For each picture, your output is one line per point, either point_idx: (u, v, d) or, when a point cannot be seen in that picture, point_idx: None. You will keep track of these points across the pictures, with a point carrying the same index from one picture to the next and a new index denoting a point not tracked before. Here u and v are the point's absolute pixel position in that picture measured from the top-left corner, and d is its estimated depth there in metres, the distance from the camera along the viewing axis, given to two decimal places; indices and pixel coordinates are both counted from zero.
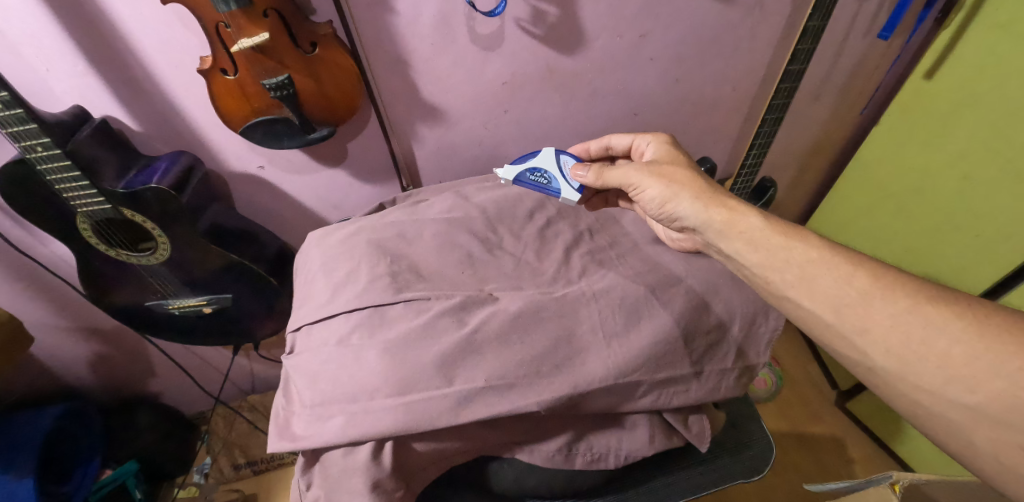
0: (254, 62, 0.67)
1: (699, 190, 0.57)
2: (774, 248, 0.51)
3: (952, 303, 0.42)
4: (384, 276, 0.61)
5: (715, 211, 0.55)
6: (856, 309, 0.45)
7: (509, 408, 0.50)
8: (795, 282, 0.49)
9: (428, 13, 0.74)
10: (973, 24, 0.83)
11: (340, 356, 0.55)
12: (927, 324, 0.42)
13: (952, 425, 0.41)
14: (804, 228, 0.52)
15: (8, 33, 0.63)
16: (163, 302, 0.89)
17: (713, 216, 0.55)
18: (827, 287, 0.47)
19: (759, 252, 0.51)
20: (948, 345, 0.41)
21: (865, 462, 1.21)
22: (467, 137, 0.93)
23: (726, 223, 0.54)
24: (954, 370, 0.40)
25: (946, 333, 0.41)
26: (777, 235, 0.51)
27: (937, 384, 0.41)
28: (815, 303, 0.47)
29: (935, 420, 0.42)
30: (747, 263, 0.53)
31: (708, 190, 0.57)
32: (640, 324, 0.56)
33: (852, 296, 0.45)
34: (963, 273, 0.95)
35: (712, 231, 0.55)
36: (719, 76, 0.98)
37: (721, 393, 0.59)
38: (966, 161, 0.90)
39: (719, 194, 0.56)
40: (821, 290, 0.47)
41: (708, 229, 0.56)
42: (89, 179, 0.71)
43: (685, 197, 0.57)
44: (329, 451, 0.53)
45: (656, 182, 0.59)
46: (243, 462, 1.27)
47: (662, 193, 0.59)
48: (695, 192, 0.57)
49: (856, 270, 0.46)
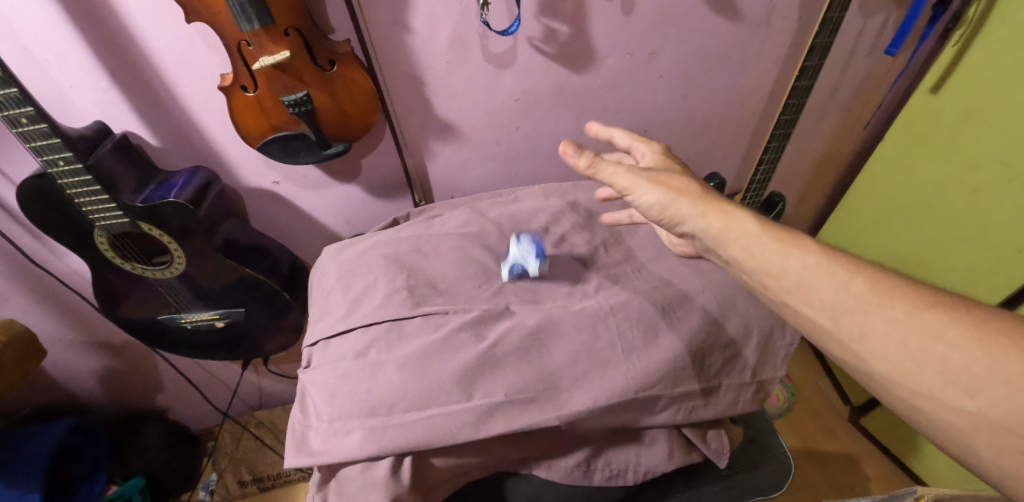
0: (273, 79, 0.68)
1: (697, 197, 0.54)
2: (773, 256, 0.49)
3: (950, 308, 0.42)
4: (400, 290, 0.61)
5: (715, 218, 0.53)
6: (854, 316, 0.44)
7: (530, 423, 0.50)
8: (792, 288, 0.48)
9: (443, 32, 0.76)
10: (976, 41, 0.85)
11: (357, 370, 0.55)
12: (926, 332, 0.41)
13: (957, 434, 0.40)
14: (798, 232, 0.51)
15: (36, 51, 0.65)
16: (176, 316, 0.90)
17: (712, 222, 0.53)
18: (825, 293, 0.46)
19: (758, 260, 0.50)
20: (947, 351, 0.40)
21: (881, 481, 1.20)
22: (480, 153, 0.94)
23: (721, 230, 0.52)
24: (956, 375, 0.40)
25: (945, 339, 0.40)
26: (774, 241, 0.50)
27: (936, 389, 0.40)
28: (813, 309, 0.47)
29: (937, 426, 0.42)
30: (744, 270, 0.51)
31: (706, 196, 0.54)
32: (658, 339, 0.56)
33: (850, 304, 0.45)
34: (976, 286, 0.94)
35: (710, 238, 0.53)
36: (728, 93, 0.99)
37: (739, 408, 0.58)
38: (975, 174, 0.90)
39: (716, 200, 0.54)
40: (819, 297, 0.46)
41: (706, 236, 0.53)
42: (109, 194, 0.72)
43: (681, 204, 0.54)
44: (346, 467, 0.52)
45: (655, 188, 0.55)
46: (249, 479, 1.26)
47: (659, 200, 0.55)
48: (692, 198, 0.54)
49: (854, 276, 0.45)
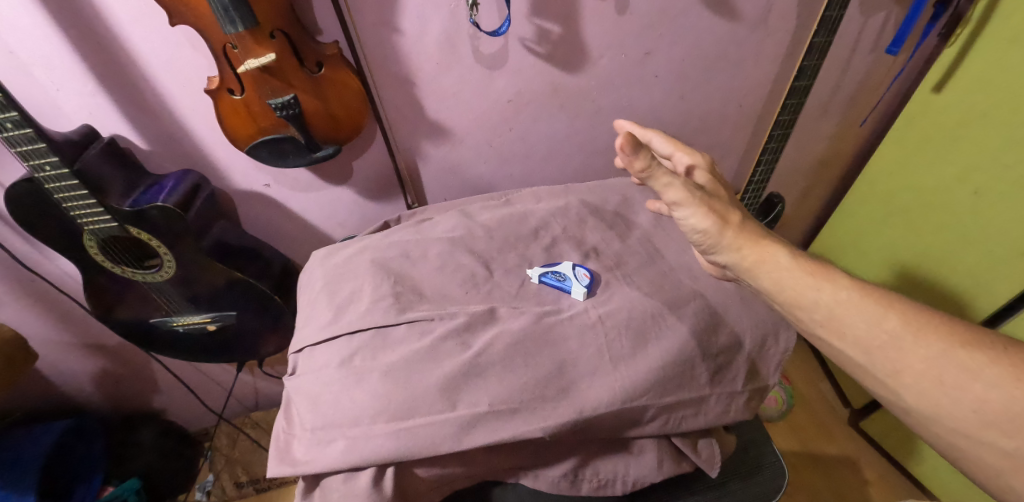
0: (260, 82, 0.67)
1: (741, 229, 0.51)
2: (807, 290, 0.48)
3: (985, 346, 0.41)
4: (386, 296, 0.60)
5: (751, 252, 0.50)
6: (888, 351, 0.44)
7: (513, 433, 0.49)
8: (825, 322, 0.47)
9: (433, 33, 0.75)
10: (978, 40, 0.84)
11: (341, 379, 0.54)
12: (962, 370, 0.41)
13: (992, 470, 0.41)
14: (830, 263, 0.50)
15: (21, 54, 0.64)
16: (168, 319, 0.89)
17: (746, 255, 0.50)
18: (859, 329, 0.45)
19: (790, 294, 0.49)
20: (985, 391, 0.40)
21: (880, 485, 1.19)
22: (473, 154, 0.93)
23: (757, 263, 0.50)
24: (993, 415, 0.39)
25: (982, 378, 0.40)
26: (807, 275, 0.49)
27: (974, 428, 0.40)
28: (846, 344, 0.46)
29: (972, 461, 0.42)
30: (775, 300, 0.51)
31: (749, 229, 0.51)
32: (647, 347, 0.55)
33: (884, 339, 0.44)
34: (979, 289, 0.93)
35: (740, 269, 0.51)
36: (724, 93, 0.97)
37: (731, 418, 0.57)
38: (977, 175, 0.89)
39: (757, 234, 0.51)
40: (852, 331, 0.46)
41: (737, 267, 0.51)
42: (96, 197, 0.71)
43: (723, 237, 0.50)
44: (329, 477, 0.51)
45: (707, 218, 0.49)
46: (245, 480, 1.27)
47: (704, 230, 0.50)
48: (732, 229, 0.50)
49: (887, 312, 0.45)
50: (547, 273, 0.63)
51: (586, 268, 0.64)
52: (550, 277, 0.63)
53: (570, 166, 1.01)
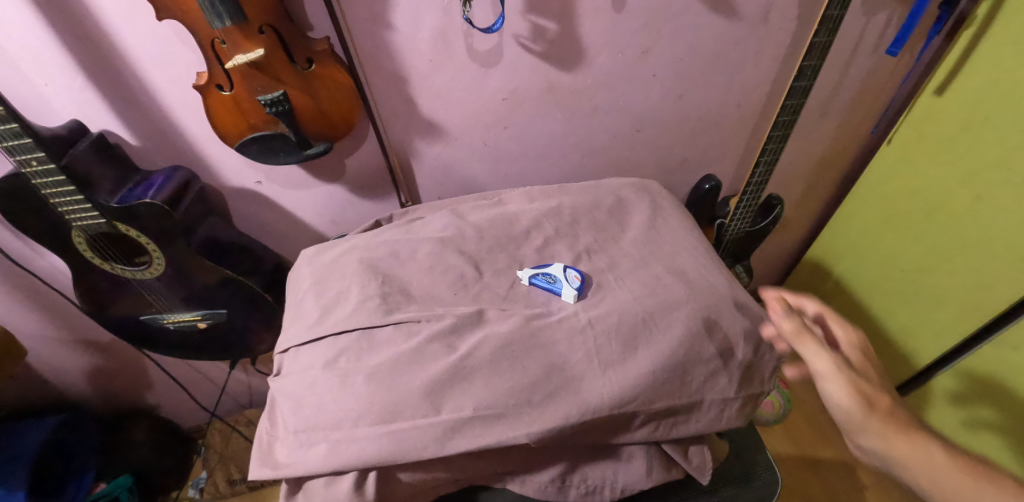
0: (249, 78, 0.66)
1: (885, 412, 0.49)
2: (901, 450, 0.47)
3: None
4: (373, 297, 0.59)
5: (897, 441, 0.48)
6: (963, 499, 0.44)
7: (497, 439, 0.48)
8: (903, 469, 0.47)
9: (426, 30, 0.74)
10: (982, 43, 0.82)
11: (325, 381, 0.54)
12: None
13: None
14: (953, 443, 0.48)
15: (8, 48, 0.63)
16: (158, 316, 0.89)
17: (895, 448, 0.47)
18: (936, 478, 0.46)
19: (893, 459, 0.48)
20: None
21: (878, 490, 1.17)
22: (467, 153, 0.92)
23: (907, 457, 0.47)
24: None
25: None
26: (903, 437, 0.48)
27: None
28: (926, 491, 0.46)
29: None
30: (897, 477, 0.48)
31: (899, 419, 0.49)
32: (637, 351, 0.54)
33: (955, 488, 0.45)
34: (980, 294, 0.91)
35: (886, 462, 0.48)
36: (723, 93, 0.96)
37: (723, 424, 0.56)
38: (980, 179, 0.87)
39: (903, 419, 0.49)
40: (932, 483, 0.46)
41: (879, 457, 0.48)
42: (84, 193, 0.70)
43: (868, 422, 0.49)
44: (311, 480, 0.51)
45: (849, 393, 0.50)
46: (238, 477, 1.24)
47: (846, 409, 0.50)
48: (879, 415, 0.49)
49: (958, 462, 0.46)
50: (537, 275, 0.62)
51: (577, 270, 0.63)
52: (540, 278, 0.62)
53: (566, 165, 1.00)
